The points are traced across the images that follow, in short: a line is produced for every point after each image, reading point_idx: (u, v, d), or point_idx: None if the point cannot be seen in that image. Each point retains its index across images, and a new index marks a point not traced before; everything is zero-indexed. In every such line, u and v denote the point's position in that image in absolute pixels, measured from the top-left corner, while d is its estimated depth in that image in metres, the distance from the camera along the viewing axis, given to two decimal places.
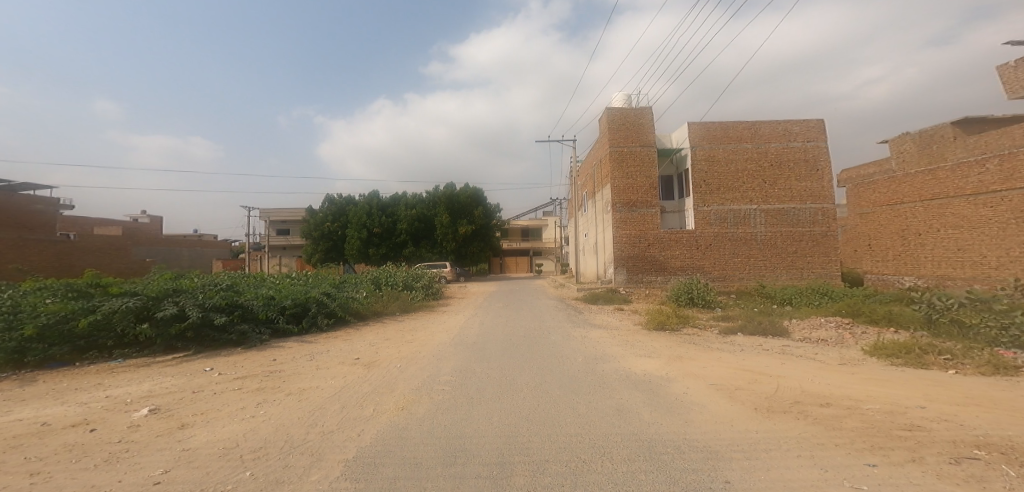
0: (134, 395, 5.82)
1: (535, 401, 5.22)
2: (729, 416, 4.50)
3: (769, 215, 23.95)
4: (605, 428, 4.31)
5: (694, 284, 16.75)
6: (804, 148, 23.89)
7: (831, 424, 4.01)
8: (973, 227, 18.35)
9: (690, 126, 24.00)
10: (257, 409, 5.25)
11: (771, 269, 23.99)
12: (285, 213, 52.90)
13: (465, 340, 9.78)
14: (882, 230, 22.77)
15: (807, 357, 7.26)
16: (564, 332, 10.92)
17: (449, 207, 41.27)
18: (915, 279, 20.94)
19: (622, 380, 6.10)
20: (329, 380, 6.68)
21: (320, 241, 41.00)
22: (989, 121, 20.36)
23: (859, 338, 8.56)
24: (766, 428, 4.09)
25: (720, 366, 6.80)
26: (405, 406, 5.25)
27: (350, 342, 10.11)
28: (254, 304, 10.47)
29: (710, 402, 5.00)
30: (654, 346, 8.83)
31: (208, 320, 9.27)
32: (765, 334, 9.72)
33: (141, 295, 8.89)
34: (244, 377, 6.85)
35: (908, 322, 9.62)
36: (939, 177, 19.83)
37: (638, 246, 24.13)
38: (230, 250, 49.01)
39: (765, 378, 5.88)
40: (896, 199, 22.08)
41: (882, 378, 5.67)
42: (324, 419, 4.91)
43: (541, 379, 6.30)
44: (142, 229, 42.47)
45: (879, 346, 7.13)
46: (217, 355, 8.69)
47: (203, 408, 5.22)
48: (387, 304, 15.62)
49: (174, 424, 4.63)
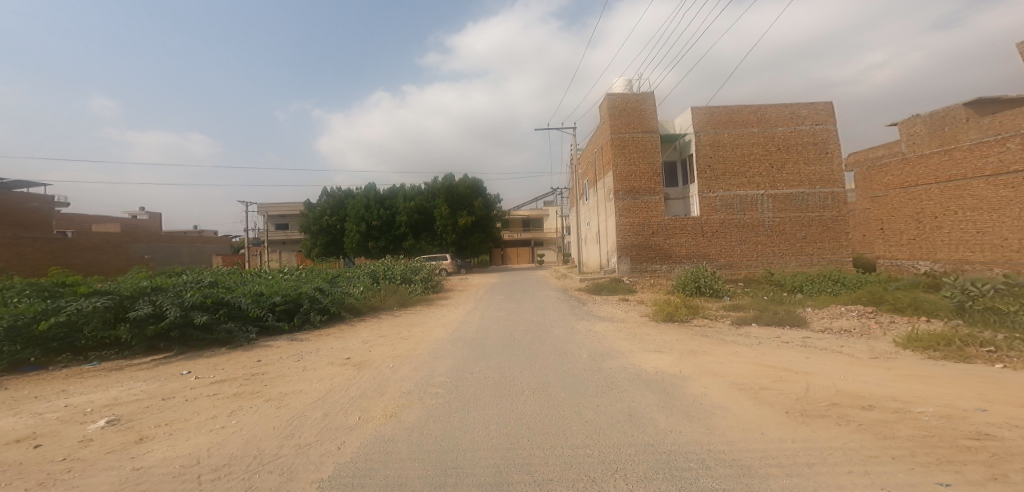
0: (97, 403, 5.31)
1: (537, 405, 4.72)
2: (758, 422, 3.95)
3: (777, 201, 23.26)
4: (617, 438, 3.79)
5: (701, 273, 16.16)
6: (812, 132, 23.10)
7: (881, 432, 3.45)
8: (992, 209, 17.62)
9: (694, 110, 23.23)
10: (228, 418, 4.74)
11: (780, 256, 23.36)
12: (283, 207, 52.50)
13: (463, 337, 9.27)
14: (895, 214, 22.03)
15: (833, 350, 6.68)
16: (568, 325, 10.38)
17: (449, 199, 40.68)
18: (931, 263, 20.27)
19: (633, 380, 5.55)
20: (314, 383, 6.18)
21: (319, 235, 40.56)
22: (1005, 100, 19.77)
23: (886, 329, 7.97)
24: (803, 437, 3.54)
25: (739, 362, 6.22)
26: (393, 413, 4.76)
27: (342, 340, 9.60)
28: (241, 301, 10.04)
29: (733, 404, 4.46)
30: (664, 340, 8.26)
31: (189, 319, 8.83)
32: (782, 324, 9.11)
33: (114, 294, 8.37)
34: (223, 381, 6.37)
35: (937, 311, 9.03)
36: (955, 158, 19.04)
37: (642, 235, 23.53)
38: (229, 246, 48.77)
39: (790, 376, 5.33)
40: (909, 181, 21.28)
41: (926, 375, 5.08)
42: (302, 429, 4.40)
43: (544, 379, 5.81)
44: (140, 226, 42.02)
45: (913, 338, 6.55)
46: (198, 356, 8.24)
47: (169, 418, 4.73)
48: (384, 298, 15.16)
49: (129, 437, 4.14)
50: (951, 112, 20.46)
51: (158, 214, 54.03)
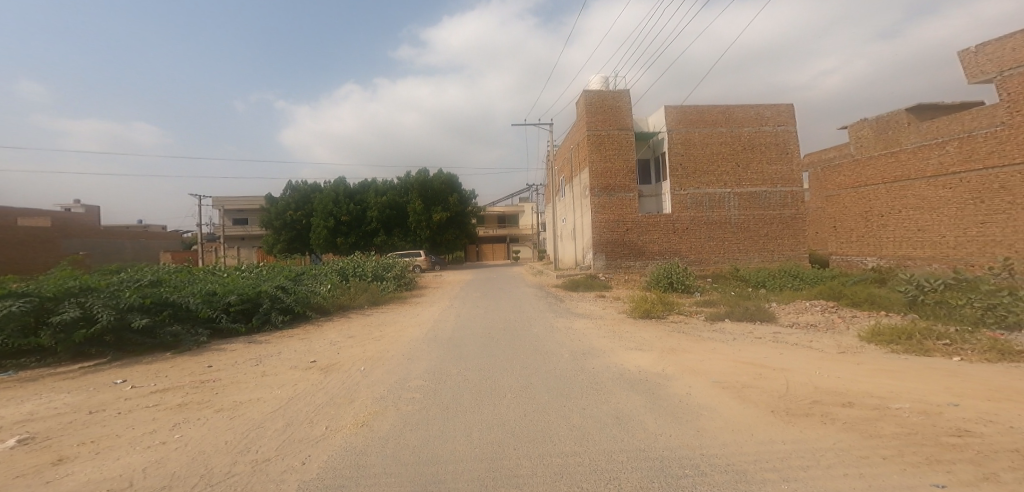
0: (10, 420, 4.69)
1: (520, 409, 4.52)
2: (745, 422, 3.90)
3: (743, 199, 24.09)
4: (606, 444, 3.64)
5: (673, 269, 16.50)
6: (775, 132, 24.03)
7: (867, 430, 3.45)
8: (932, 208, 18.89)
9: (665, 109, 23.65)
10: (171, 432, 4.26)
11: (744, 252, 24.25)
12: (241, 201, 49.92)
13: (439, 337, 8.96)
14: (846, 212, 23.26)
15: (804, 345, 6.86)
16: (547, 323, 10.25)
17: (421, 193, 39.81)
18: (878, 259, 21.56)
19: (617, 380, 5.46)
20: (274, 390, 5.71)
21: (282, 230, 38.82)
22: (942, 107, 21.35)
23: (850, 323, 8.29)
24: (792, 438, 3.49)
25: (719, 359, 6.26)
26: (365, 422, 4.42)
27: (307, 341, 9.06)
28: (190, 301, 9.29)
29: (719, 405, 4.40)
30: (644, 337, 8.24)
31: (126, 322, 8.05)
32: (753, 320, 9.33)
33: (33, 296, 7.49)
34: (167, 390, 5.80)
35: (891, 305, 9.51)
36: (901, 159, 20.28)
37: (615, 231, 23.80)
38: (182, 242, 45.93)
39: (770, 373, 5.37)
40: (859, 181, 22.51)
41: (893, 369, 5.24)
42: (260, 443, 4.00)
43: (525, 381, 5.62)
44: (78, 220, 38.89)
45: (876, 332, 6.81)
46: (138, 363, 7.52)
47: (99, 435, 4.21)
48: (353, 297, 14.54)
49: (46, 458, 3.65)
50: (896, 117, 21.87)
51: (98, 207, 50.15)
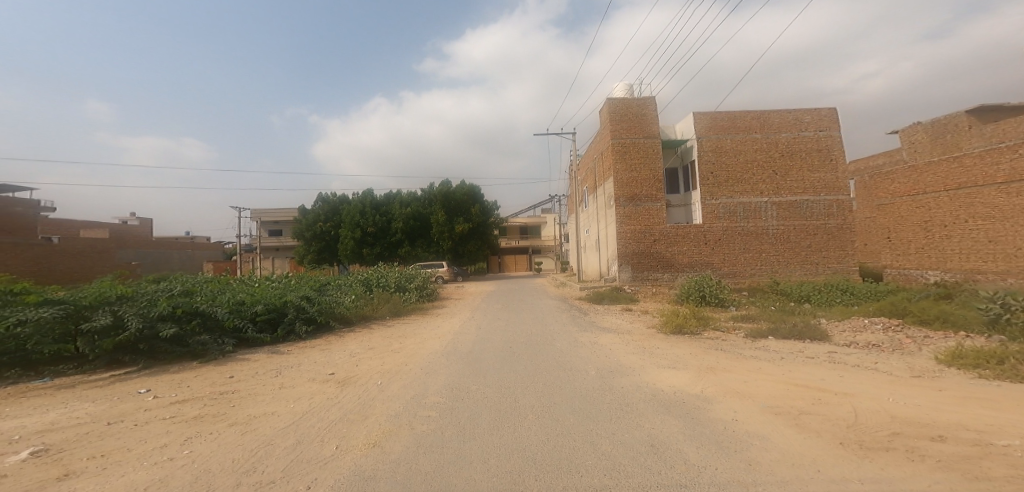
0: (28, 429, 4.66)
1: (543, 433, 4.10)
2: (808, 456, 3.34)
3: (781, 208, 22.82)
4: (640, 477, 3.16)
5: (706, 282, 15.63)
6: (816, 138, 22.73)
7: (970, 472, 2.82)
8: (1005, 217, 17.15)
9: (696, 116, 22.83)
10: (180, 447, 4.07)
11: (784, 265, 22.89)
12: (277, 213, 51.85)
13: (458, 350, 8.61)
14: (902, 222, 21.60)
15: (867, 367, 6.07)
16: (571, 338, 9.74)
17: (447, 205, 40.11)
18: (941, 273, 19.78)
19: (650, 402, 4.94)
20: (289, 403, 5.51)
21: (313, 241, 39.88)
22: (1004, 108, 19.69)
23: (920, 344, 7.37)
24: (871, 477, 2.90)
25: (766, 380, 5.60)
26: (377, 441, 4.11)
27: (327, 352, 8.91)
28: (218, 311, 9.38)
29: (773, 434, 3.80)
30: (677, 354, 7.61)
31: (156, 331, 8.15)
32: (802, 338, 8.50)
33: (70, 304, 7.66)
34: (186, 400, 5.71)
35: (968, 323, 8.50)
36: (965, 165, 18.64)
37: (644, 242, 22.98)
38: (222, 253, 47.95)
39: (830, 398, 4.70)
40: (916, 189, 20.86)
41: (985, 398, 4.46)
42: (266, 461, 3.74)
43: (548, 401, 5.19)
44: (129, 232, 41.20)
45: (956, 355, 5.96)
46: (165, 371, 7.56)
47: (108, 447, 4.08)
48: (376, 307, 14.46)
49: (52, 473, 3.50)
50: (954, 120, 20.30)
51: (148, 219, 53.37)
